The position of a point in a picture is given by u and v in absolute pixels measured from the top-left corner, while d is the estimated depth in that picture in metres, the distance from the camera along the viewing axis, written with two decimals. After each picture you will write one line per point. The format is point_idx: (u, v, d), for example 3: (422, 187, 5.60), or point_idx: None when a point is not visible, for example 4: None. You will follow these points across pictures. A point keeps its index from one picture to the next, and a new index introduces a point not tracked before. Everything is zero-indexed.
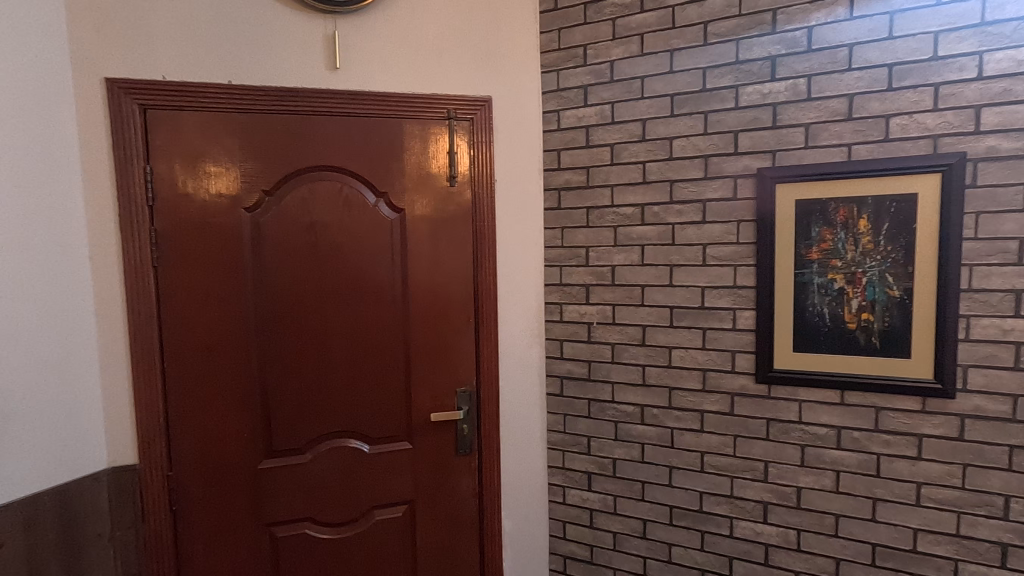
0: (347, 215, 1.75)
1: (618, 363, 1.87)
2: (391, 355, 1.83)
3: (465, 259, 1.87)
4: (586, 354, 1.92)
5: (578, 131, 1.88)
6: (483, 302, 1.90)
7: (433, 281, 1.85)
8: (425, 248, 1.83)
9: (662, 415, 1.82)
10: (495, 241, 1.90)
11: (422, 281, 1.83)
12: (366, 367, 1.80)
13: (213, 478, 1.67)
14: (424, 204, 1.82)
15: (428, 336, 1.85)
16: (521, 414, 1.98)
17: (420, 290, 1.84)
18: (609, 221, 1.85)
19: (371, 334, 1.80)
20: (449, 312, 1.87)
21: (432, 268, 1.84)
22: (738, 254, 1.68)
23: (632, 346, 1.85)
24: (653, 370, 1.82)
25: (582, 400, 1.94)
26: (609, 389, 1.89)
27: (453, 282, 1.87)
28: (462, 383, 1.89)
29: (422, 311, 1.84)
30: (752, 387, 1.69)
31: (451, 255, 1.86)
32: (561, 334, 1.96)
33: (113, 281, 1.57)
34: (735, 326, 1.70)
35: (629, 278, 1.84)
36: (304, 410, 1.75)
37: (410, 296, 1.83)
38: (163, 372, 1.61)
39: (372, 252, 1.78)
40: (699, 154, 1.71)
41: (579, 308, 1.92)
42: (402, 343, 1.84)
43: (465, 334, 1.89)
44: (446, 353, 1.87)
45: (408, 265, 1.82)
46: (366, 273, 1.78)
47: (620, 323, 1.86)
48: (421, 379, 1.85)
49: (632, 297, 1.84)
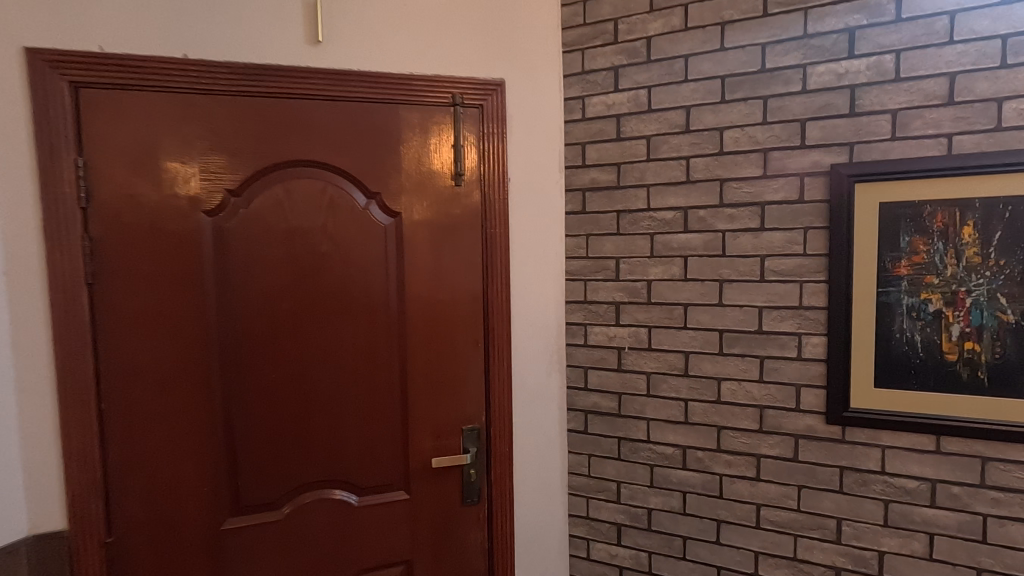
0: (331, 220, 1.45)
1: (655, 397, 1.58)
2: (385, 388, 1.52)
3: (473, 272, 1.58)
4: (615, 384, 1.63)
5: (607, 121, 1.59)
6: (495, 324, 1.60)
7: (435, 299, 1.55)
8: (425, 260, 1.53)
9: (709, 460, 1.52)
10: (508, 252, 1.61)
11: (422, 300, 1.54)
12: (355, 403, 1.50)
13: (165, 545, 1.36)
14: (424, 207, 1.53)
15: (430, 365, 1.55)
16: (538, 455, 1.68)
17: (420, 310, 1.53)
18: (644, 228, 1.56)
19: (362, 364, 1.50)
20: (455, 336, 1.57)
21: (435, 284, 1.55)
22: (805, 268, 1.39)
23: (672, 377, 1.55)
24: (697, 405, 1.53)
25: (610, 439, 1.64)
26: (644, 427, 1.60)
27: (459, 299, 1.57)
28: (469, 420, 1.59)
29: (423, 336, 1.54)
30: (821, 429, 1.40)
31: (456, 268, 1.56)
32: (586, 360, 1.66)
33: (35, 304, 1.26)
34: (800, 355, 1.41)
35: (668, 295, 1.54)
36: (281, 457, 1.45)
37: (408, 317, 1.53)
38: (100, 416, 1.30)
39: (361, 265, 1.48)
40: (756, 147, 1.42)
41: (607, 330, 1.63)
42: (399, 373, 1.54)
43: (473, 362, 1.59)
44: (451, 385, 1.57)
45: (406, 280, 1.52)
46: (354, 290, 1.48)
47: (657, 349, 1.56)
48: (421, 415, 1.55)
49: (671, 317, 1.54)
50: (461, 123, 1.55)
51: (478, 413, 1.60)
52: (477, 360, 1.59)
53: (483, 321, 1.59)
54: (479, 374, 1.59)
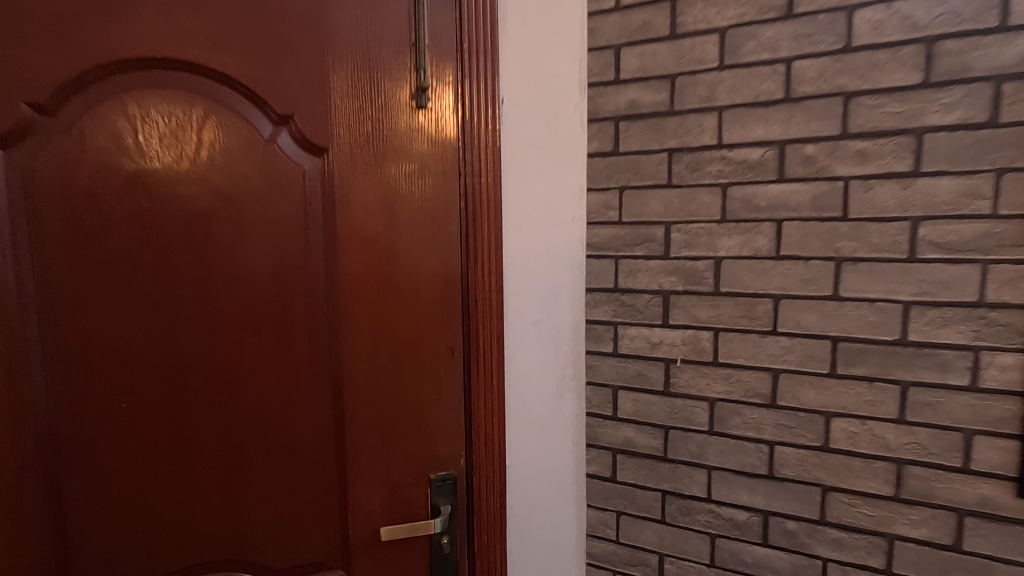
0: (214, 157, 0.90)
1: (721, 436, 1.04)
2: (310, 422, 0.99)
3: (447, 244, 1.03)
4: (659, 414, 1.09)
5: (656, 8, 1.02)
6: (480, 322, 1.06)
7: (387, 285, 1.00)
8: (370, 226, 0.99)
9: (806, 537, 0.99)
10: (500, 212, 1.07)
11: (366, 288, 0.99)
12: (261, 447, 0.97)
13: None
14: (369, 141, 0.98)
15: (381, 386, 1.02)
16: (543, 510, 1.17)
17: (363, 303, 0.99)
18: (712, 175, 1.00)
19: (271, 386, 0.96)
20: (419, 341, 1.03)
21: (386, 262, 1.00)
22: (993, 239, 0.83)
23: (750, 407, 1.01)
24: (789, 453, 0.99)
25: (650, 492, 1.12)
26: (703, 479, 1.07)
27: (425, 287, 1.02)
28: (441, 467, 1.07)
29: (369, 343, 1.00)
30: (1006, 503, 0.85)
31: (420, 237, 1.02)
32: (615, 376, 1.12)
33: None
34: (973, 383, 0.85)
35: (748, 281, 0.99)
36: (143, 532, 0.92)
37: (345, 312, 0.99)
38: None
39: (268, 232, 0.94)
40: (911, 36, 0.85)
41: (649, 333, 1.08)
42: (333, 399, 1.00)
43: (447, 380, 1.05)
44: (414, 416, 1.04)
45: (340, 256, 0.98)
46: (257, 272, 0.94)
47: (726, 364, 1.02)
48: (367, 462, 1.03)
49: (752, 316, 0.99)
50: (426, 7, 0.98)
51: (455, 455, 1.08)
52: (453, 377, 1.06)
53: (462, 317, 1.05)
54: (457, 397, 1.06)
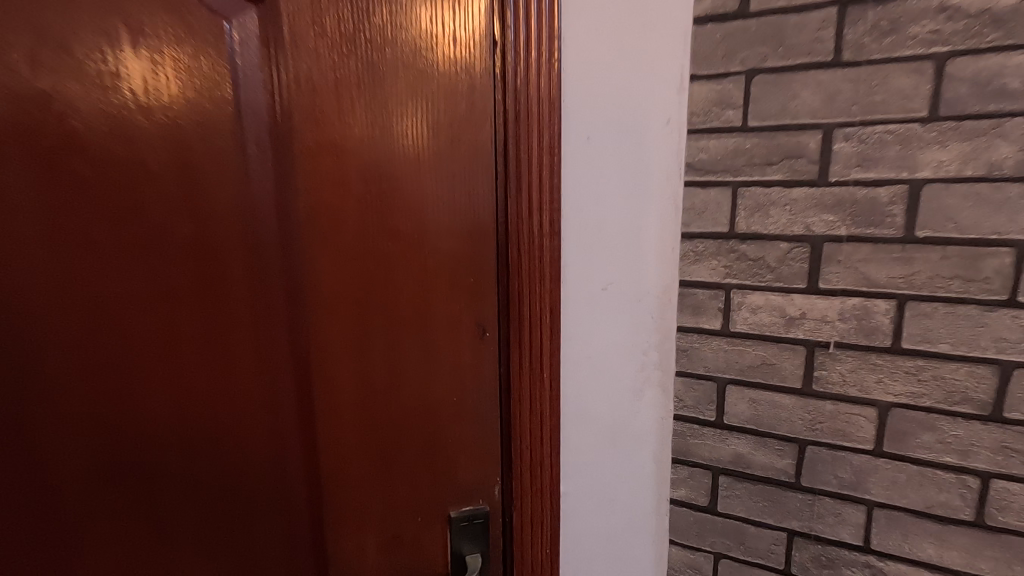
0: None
1: (896, 460, 0.68)
2: (264, 458, 0.60)
3: (477, 162, 0.63)
4: (790, 422, 0.73)
5: None
6: (525, 285, 0.68)
7: (381, 229, 0.60)
8: (349, 126, 0.57)
9: None
10: (559, 109, 0.66)
11: (348, 232, 0.59)
12: (181, 510, 0.56)
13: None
14: None
15: (376, 391, 0.64)
16: (611, 552, 0.82)
17: (343, 258, 0.60)
18: (916, 42, 0.60)
19: (191, 405, 0.55)
20: (434, 317, 0.65)
21: (381, 189, 0.60)
22: None
23: (951, 420, 0.65)
24: (1014, 492, 0.63)
25: (770, 532, 0.77)
26: (859, 520, 0.71)
27: (444, 231, 0.63)
28: (465, 501, 0.71)
29: (354, 322, 0.61)
30: None
31: (434, 148, 0.61)
32: (722, 365, 0.76)
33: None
34: None
35: (968, 220, 0.61)
36: None
37: (313, 274, 0.59)
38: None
39: (163, 129, 0.50)
40: None
41: (784, 302, 0.71)
42: (299, 417, 0.61)
43: (475, 375, 0.68)
44: (424, 431, 0.67)
45: (302, 177, 0.56)
46: (151, 204, 0.51)
47: (914, 351, 0.65)
48: (356, 506, 0.66)
49: (970, 278, 0.61)
50: None
51: (487, 483, 0.72)
52: (485, 370, 0.69)
53: (497, 279, 0.67)
54: (489, 399, 0.70)
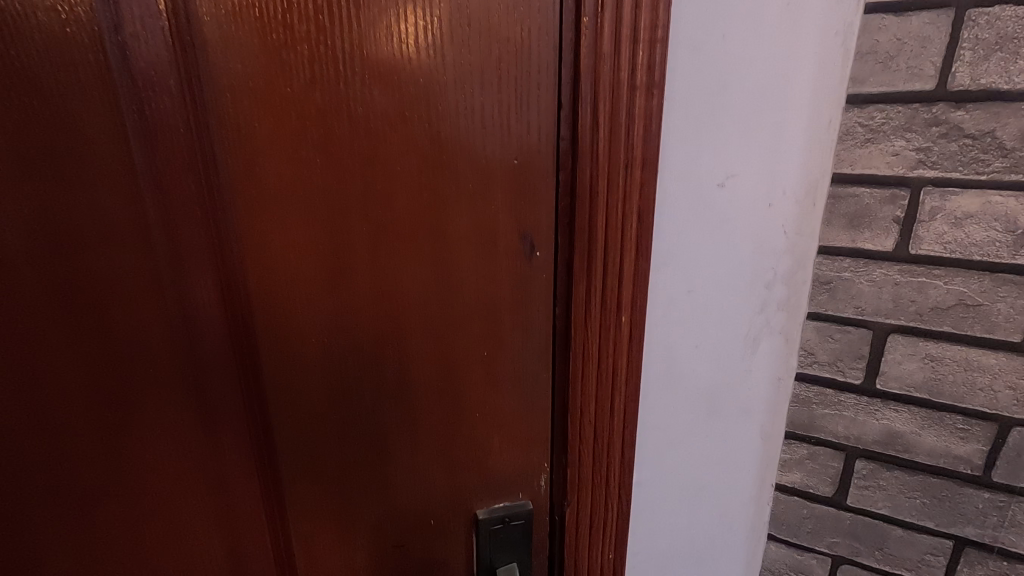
0: None
1: None
2: (176, 409, 0.40)
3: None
4: (990, 391, 0.48)
5: None
6: (599, 176, 0.42)
7: (355, 51, 0.35)
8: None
9: None
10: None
11: (295, 50, 0.34)
12: (43, 462, 0.39)
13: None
14: None
15: (358, 326, 0.40)
16: (695, 553, 0.60)
17: (291, 99, 0.35)
18: None
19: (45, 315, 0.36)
20: (452, 219, 0.40)
21: None
22: None
23: None
24: None
25: (926, 539, 0.55)
26: None
27: (465, 66, 0.37)
28: (498, 495, 0.49)
29: (314, 210, 0.37)
30: None
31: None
32: (885, 304, 0.50)
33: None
34: None
35: None
36: None
37: (238, 120, 0.35)
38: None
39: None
40: None
41: (1018, 208, 0.44)
42: (232, 353, 0.40)
43: (517, 316, 0.44)
44: (437, 396, 0.44)
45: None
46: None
47: None
48: (330, 490, 0.45)
49: None
50: None
51: (527, 473, 0.49)
52: (533, 309, 0.44)
53: (556, 161, 0.41)
54: (538, 353, 0.46)
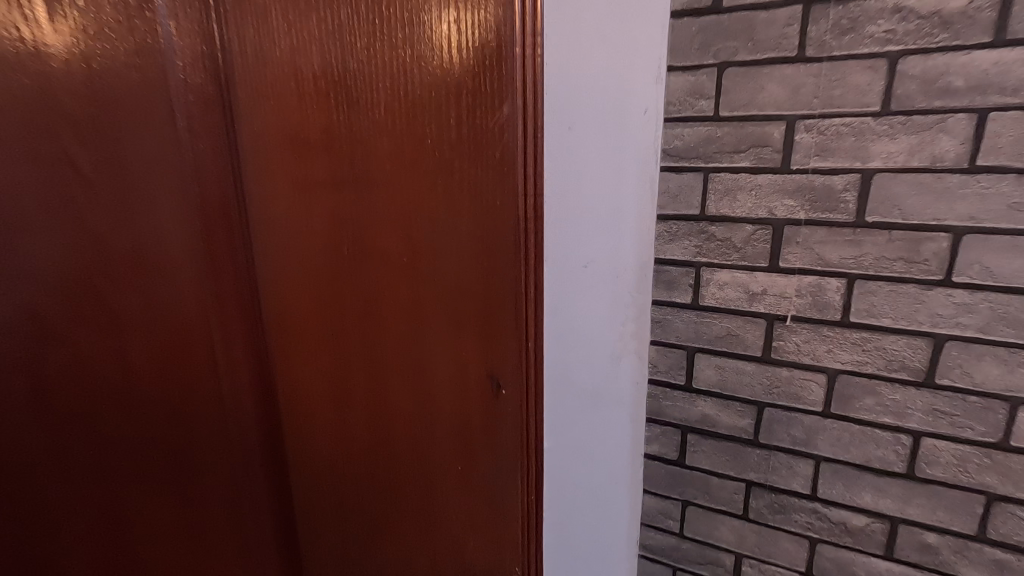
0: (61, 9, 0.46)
1: (841, 421, 0.76)
2: (214, 436, 0.56)
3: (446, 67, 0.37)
4: (753, 386, 0.81)
5: None
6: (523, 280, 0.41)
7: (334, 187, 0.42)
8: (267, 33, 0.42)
9: (950, 554, 0.74)
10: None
11: (311, 221, 0.44)
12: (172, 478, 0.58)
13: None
14: None
15: (358, 401, 0.48)
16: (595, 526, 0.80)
17: (311, 259, 0.46)
18: (875, 40, 0.64)
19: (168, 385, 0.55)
20: (427, 359, 0.43)
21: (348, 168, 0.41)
22: None
23: (892, 385, 0.72)
24: (942, 448, 0.71)
25: (731, 483, 0.86)
26: (806, 471, 0.81)
27: (430, 224, 0.40)
28: None
29: (329, 342, 0.48)
30: None
31: (393, 46, 0.37)
32: (692, 335, 0.84)
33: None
34: None
35: (913, 206, 0.66)
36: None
37: (280, 275, 0.48)
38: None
39: (81, 64, 0.46)
40: None
41: (747, 278, 0.78)
42: (269, 407, 0.54)
43: (484, 447, 0.44)
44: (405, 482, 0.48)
45: (255, 126, 0.44)
46: (82, 151, 0.49)
47: (863, 326, 0.72)
48: (334, 523, 0.55)
49: (912, 259, 0.68)
50: None
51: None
52: (501, 442, 0.43)
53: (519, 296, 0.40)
54: (506, 480, 0.44)
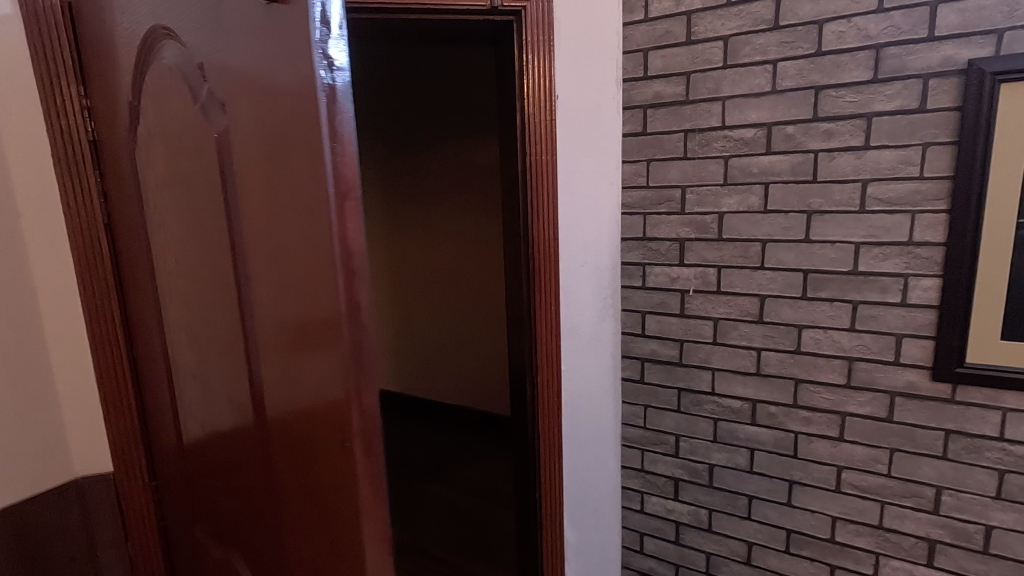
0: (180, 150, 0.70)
1: (722, 345, 1.40)
2: (238, 445, 0.72)
3: (289, 97, 0.46)
4: (677, 330, 1.46)
5: (676, 20, 1.33)
6: (365, 274, 0.47)
7: (259, 203, 0.54)
8: (219, 92, 0.56)
9: (783, 416, 1.36)
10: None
11: (261, 305, 0.58)
12: (228, 466, 0.77)
13: (186, 524, 1.08)
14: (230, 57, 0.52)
15: (286, 446, 0.59)
16: (588, 407, 1.54)
17: (263, 332, 0.58)
18: (717, 150, 1.33)
19: (221, 401, 0.74)
20: (315, 416, 0.53)
21: (275, 265, 0.54)
22: (919, 194, 1.13)
23: (744, 323, 1.36)
24: (772, 355, 1.34)
25: (670, 389, 1.50)
26: (708, 377, 1.44)
27: (309, 316, 0.50)
28: None
29: (273, 397, 0.59)
30: (926, 386, 1.19)
31: (284, 182, 0.49)
32: (644, 304, 1.50)
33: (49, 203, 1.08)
34: (904, 301, 1.18)
35: (743, 230, 1.33)
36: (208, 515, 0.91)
37: (252, 343, 0.62)
38: (119, 336, 1.15)
39: (189, 184, 0.69)
40: (866, 44, 1.14)
41: (669, 271, 1.44)
42: (253, 438, 0.67)
43: (345, 494, 0.51)
44: (313, 473, 0.55)
45: (237, 231, 0.60)
46: (193, 241, 0.72)
47: (727, 292, 1.37)
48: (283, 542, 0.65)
49: (746, 256, 1.33)
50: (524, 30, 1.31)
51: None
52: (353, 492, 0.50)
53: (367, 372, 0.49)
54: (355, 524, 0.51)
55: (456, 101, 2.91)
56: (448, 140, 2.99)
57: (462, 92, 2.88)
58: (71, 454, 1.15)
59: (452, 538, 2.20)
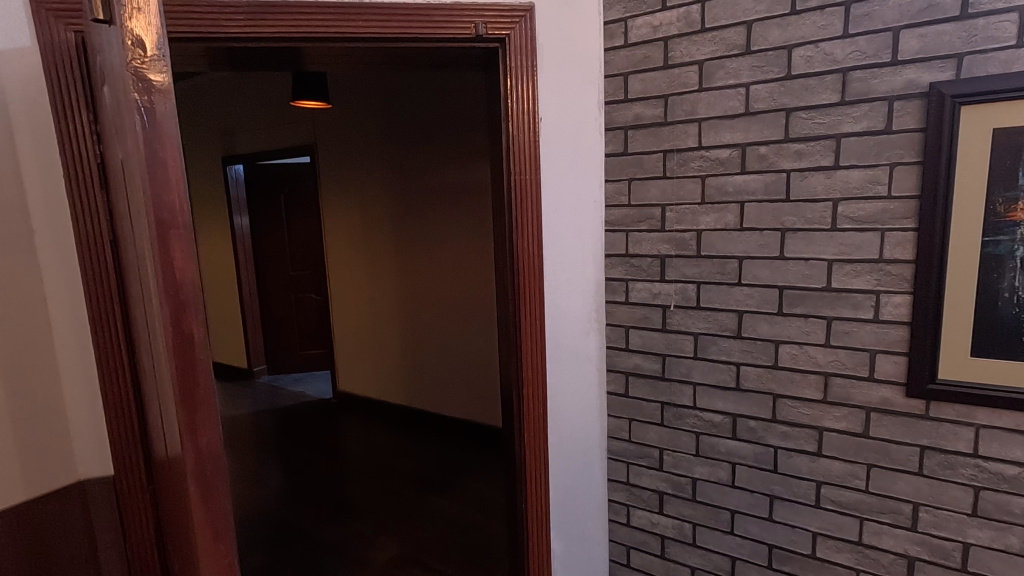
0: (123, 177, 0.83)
1: (703, 360, 1.43)
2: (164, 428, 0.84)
3: (132, 142, 0.57)
4: (659, 345, 1.49)
5: (654, 45, 1.38)
6: (192, 298, 0.58)
7: (139, 228, 0.66)
8: (119, 132, 0.68)
9: (762, 431, 1.37)
10: (162, 43, 0.56)
11: (149, 311, 0.70)
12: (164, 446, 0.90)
13: (172, 530, 1.11)
14: (118, 106, 0.64)
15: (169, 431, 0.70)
16: (574, 417, 1.57)
17: (153, 334, 0.70)
18: (695, 169, 1.37)
19: (158, 391, 0.87)
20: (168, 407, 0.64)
21: (147, 279, 0.65)
22: (889, 213, 1.16)
23: (723, 338, 1.39)
24: (751, 370, 1.37)
25: (652, 403, 1.52)
26: (689, 391, 1.46)
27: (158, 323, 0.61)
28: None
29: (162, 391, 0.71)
30: (900, 402, 1.20)
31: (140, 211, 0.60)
32: (627, 319, 1.52)
33: (57, 219, 1.15)
34: (877, 317, 1.20)
35: (721, 246, 1.36)
36: (173, 499, 1.03)
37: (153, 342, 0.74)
38: (120, 340, 1.19)
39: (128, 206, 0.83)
40: (834, 68, 1.17)
41: (651, 287, 1.47)
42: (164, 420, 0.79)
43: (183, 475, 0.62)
44: (178, 464, 0.66)
45: (137, 248, 0.72)
46: (134, 255, 0.85)
47: (707, 308, 1.40)
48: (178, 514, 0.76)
49: (724, 272, 1.36)
50: (505, 57, 1.38)
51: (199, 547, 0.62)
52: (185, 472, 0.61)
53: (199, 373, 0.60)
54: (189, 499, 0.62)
55: (456, 119, 2.97)
56: (440, 159, 3.09)
57: (461, 110, 2.95)
58: (76, 458, 1.22)
59: (450, 552, 2.22)
